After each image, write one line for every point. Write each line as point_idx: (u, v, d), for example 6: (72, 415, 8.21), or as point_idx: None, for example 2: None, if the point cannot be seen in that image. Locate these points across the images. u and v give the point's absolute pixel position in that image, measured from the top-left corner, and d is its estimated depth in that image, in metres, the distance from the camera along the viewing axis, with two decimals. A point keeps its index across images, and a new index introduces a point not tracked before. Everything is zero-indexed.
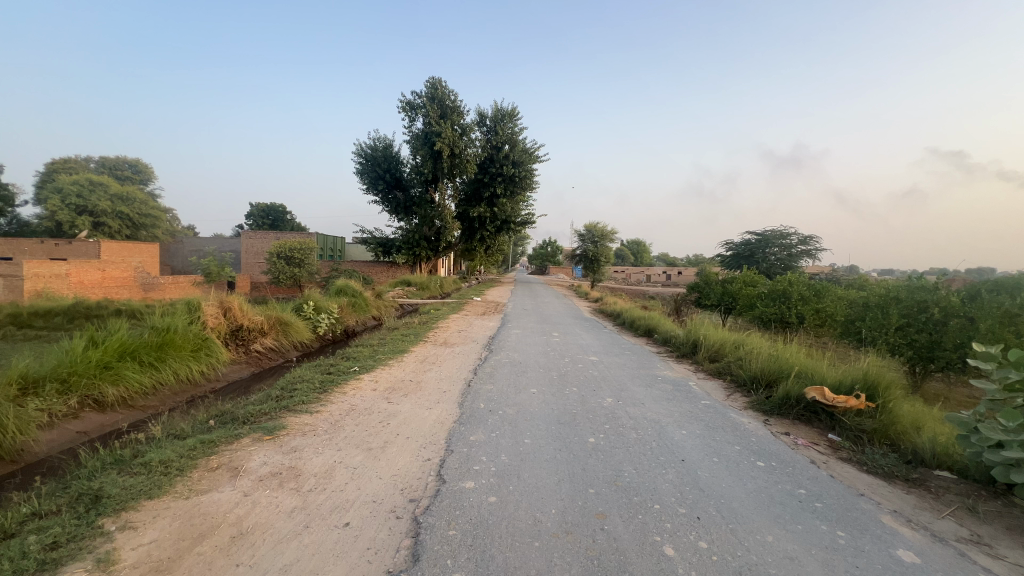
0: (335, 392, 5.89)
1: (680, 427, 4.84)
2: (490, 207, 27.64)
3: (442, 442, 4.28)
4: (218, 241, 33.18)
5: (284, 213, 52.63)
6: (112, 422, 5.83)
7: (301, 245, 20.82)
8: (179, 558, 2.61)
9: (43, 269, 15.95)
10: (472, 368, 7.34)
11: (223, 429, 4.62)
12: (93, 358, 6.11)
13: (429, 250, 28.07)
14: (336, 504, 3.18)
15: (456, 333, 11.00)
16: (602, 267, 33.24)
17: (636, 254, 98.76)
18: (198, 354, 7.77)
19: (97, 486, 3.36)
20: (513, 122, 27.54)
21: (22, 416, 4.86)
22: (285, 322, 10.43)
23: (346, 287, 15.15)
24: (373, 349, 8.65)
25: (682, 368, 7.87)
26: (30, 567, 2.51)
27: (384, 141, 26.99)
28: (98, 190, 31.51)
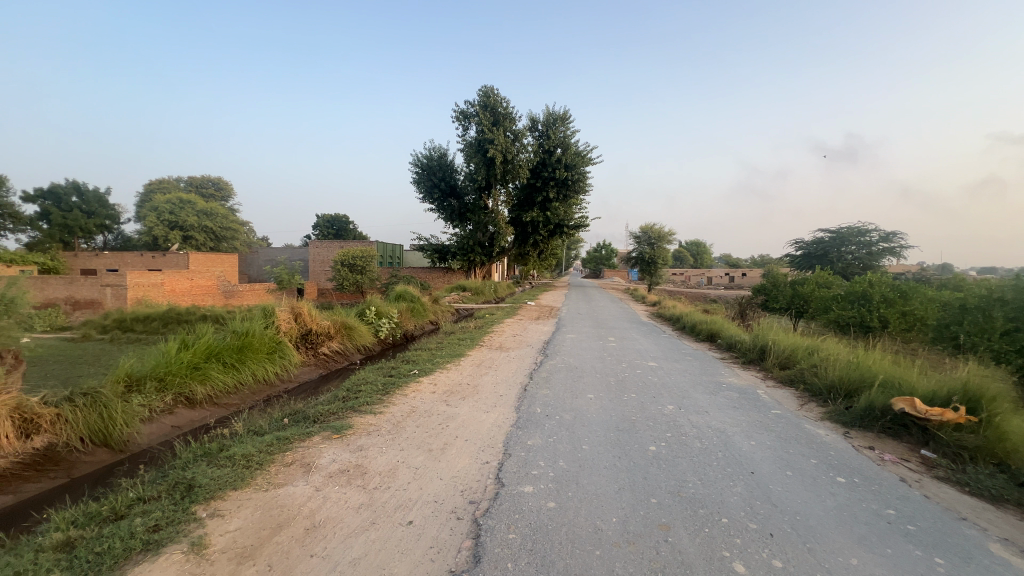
0: (396, 395, 6.13)
1: (748, 437, 4.58)
2: (543, 211, 27.64)
3: (499, 446, 4.32)
4: (288, 251, 35.57)
5: (348, 224, 55.55)
6: (200, 418, 6.39)
7: (363, 253, 21.88)
8: (260, 545, 2.81)
9: (143, 279, 17.87)
10: (528, 373, 7.37)
11: (297, 427, 4.94)
12: (185, 359, 6.76)
13: (483, 255, 28.48)
14: (401, 502, 3.30)
15: (511, 338, 11.05)
16: (659, 269, 32.20)
17: (695, 255, 95.18)
18: (273, 356, 8.34)
19: (189, 476, 3.71)
20: (565, 125, 27.53)
21: (127, 410, 5.47)
22: (349, 326, 11.00)
23: (405, 293, 15.70)
24: (430, 353, 8.89)
25: (749, 375, 7.43)
26: (137, 547, 2.80)
27: (439, 150, 27.84)
28: (187, 207, 34.81)
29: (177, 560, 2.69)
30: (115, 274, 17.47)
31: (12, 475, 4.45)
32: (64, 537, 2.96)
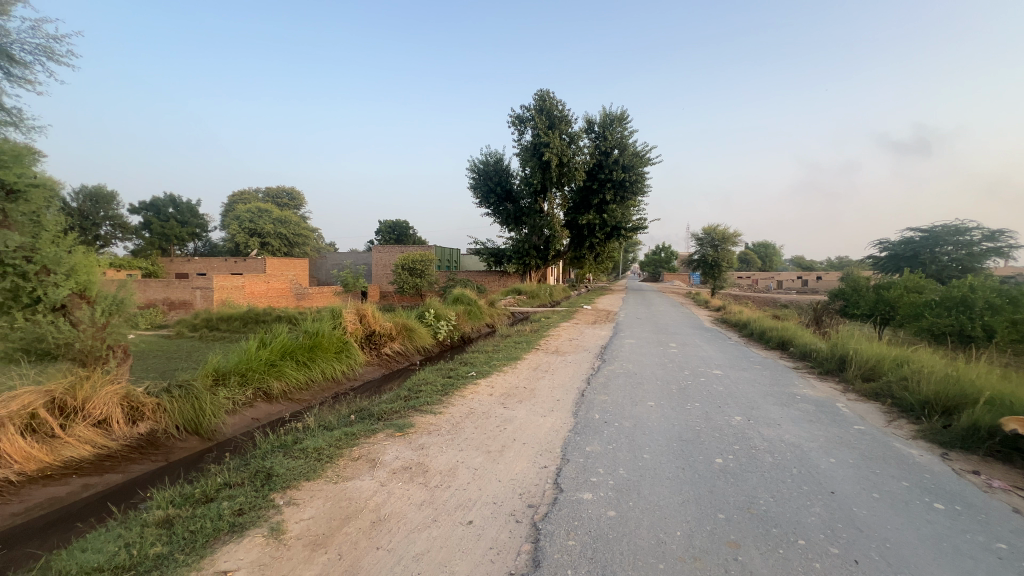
0: (455, 395, 6.27)
1: (827, 454, 4.25)
2: (600, 213, 27.26)
3: (557, 451, 4.29)
4: (353, 255, 37.51)
5: (408, 229, 57.66)
6: (277, 412, 6.87)
7: (422, 257, 22.58)
8: (331, 534, 2.98)
9: (227, 282, 19.53)
10: (585, 378, 7.27)
11: (363, 423, 5.18)
12: (263, 356, 7.30)
13: (539, 259, 28.52)
14: (461, 502, 3.37)
15: (567, 342, 10.95)
16: (723, 272, 30.69)
17: (764, 257, 89.42)
18: (340, 355, 8.81)
19: (268, 465, 4.01)
20: (622, 125, 27.07)
21: (215, 402, 6.00)
22: (410, 327, 11.41)
23: (462, 296, 16.02)
24: (487, 356, 9.01)
25: (827, 387, 6.88)
26: (225, 528, 3.07)
27: (495, 155, 28.21)
28: (264, 215, 37.59)
29: (259, 543, 2.90)
30: (204, 278, 19.23)
31: (122, 456, 5.03)
32: (164, 515, 3.30)
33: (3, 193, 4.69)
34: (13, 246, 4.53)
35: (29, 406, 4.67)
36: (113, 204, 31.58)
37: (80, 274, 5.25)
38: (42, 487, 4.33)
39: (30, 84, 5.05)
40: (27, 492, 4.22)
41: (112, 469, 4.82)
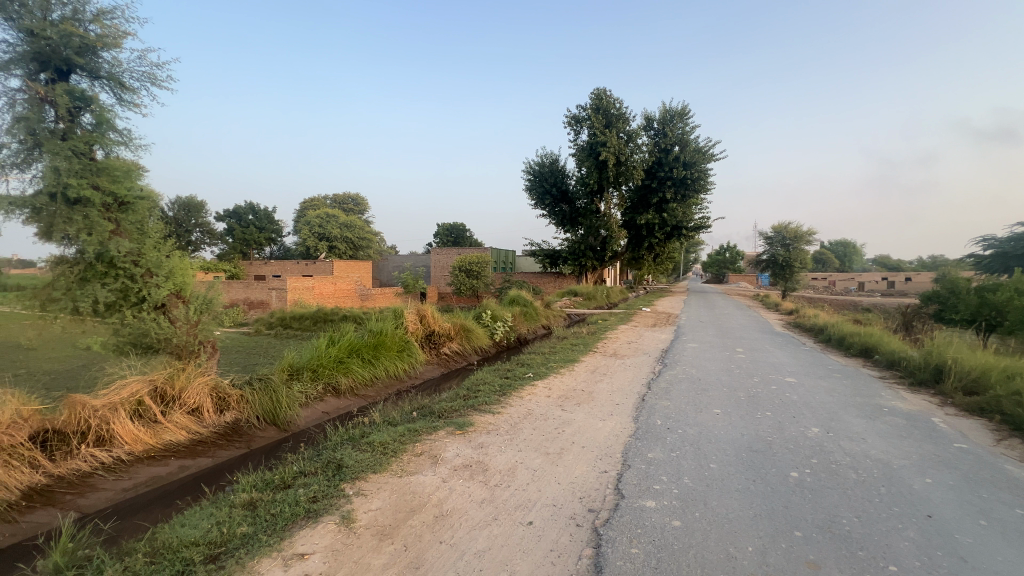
0: (513, 396, 6.33)
1: (921, 473, 3.85)
2: (659, 212, 26.43)
3: (618, 456, 4.21)
4: (413, 258, 38.81)
5: (465, 231, 58.95)
6: (345, 406, 7.26)
7: (479, 259, 22.95)
8: (397, 526, 3.10)
9: (299, 284, 20.89)
10: (645, 382, 7.08)
11: (424, 420, 5.35)
12: (332, 354, 7.72)
13: (595, 260, 28.10)
14: (520, 502, 3.39)
15: (625, 345, 10.69)
16: (795, 273, 28.66)
17: (842, 256, 82.66)
18: (402, 354, 9.15)
19: (338, 457, 4.25)
20: (683, 120, 26.14)
21: (290, 396, 6.44)
22: (467, 328, 11.63)
23: (518, 297, 16.13)
24: (544, 357, 9.00)
25: (920, 400, 6.23)
26: (301, 513, 3.29)
27: (550, 157, 28.06)
28: (332, 221, 39.76)
29: (332, 530, 3.08)
30: (279, 279, 20.68)
31: (211, 441, 5.52)
32: (249, 498, 3.59)
33: (117, 205, 5.34)
34: (121, 251, 5.19)
35: (136, 394, 5.25)
36: (202, 213, 35.10)
37: (177, 276, 5.80)
38: (146, 466, 4.85)
39: (138, 108, 5.68)
40: (134, 470, 4.75)
41: (203, 453, 5.31)
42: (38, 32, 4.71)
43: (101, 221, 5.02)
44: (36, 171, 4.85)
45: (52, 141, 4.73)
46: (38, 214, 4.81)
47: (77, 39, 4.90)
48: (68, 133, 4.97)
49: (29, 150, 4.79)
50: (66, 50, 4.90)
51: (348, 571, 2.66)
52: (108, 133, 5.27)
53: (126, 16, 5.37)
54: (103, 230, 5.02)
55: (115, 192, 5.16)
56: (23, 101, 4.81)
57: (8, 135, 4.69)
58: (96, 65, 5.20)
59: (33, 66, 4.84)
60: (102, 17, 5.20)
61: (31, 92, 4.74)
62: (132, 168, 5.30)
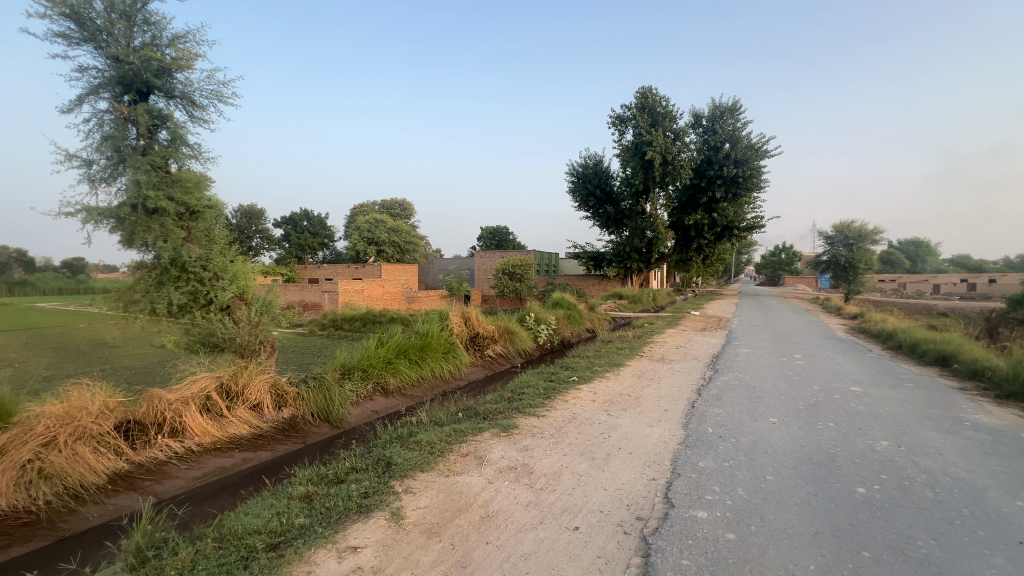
0: (558, 399, 6.29)
1: (1011, 495, 3.49)
2: (709, 212, 25.54)
3: (667, 464, 4.08)
4: (457, 261, 39.47)
5: (508, 234, 59.33)
6: (393, 405, 7.48)
7: (522, 262, 22.98)
8: (444, 525, 3.16)
9: (350, 286, 21.75)
10: (695, 388, 6.84)
11: (470, 421, 5.42)
12: (381, 354, 7.97)
13: (641, 262, 27.50)
14: (566, 507, 3.36)
15: (673, 350, 10.38)
16: (859, 275, 26.83)
17: (914, 257, 76.64)
18: (447, 355, 9.32)
19: (388, 454, 4.38)
20: (734, 116, 25.14)
21: (342, 395, 6.71)
22: (511, 330, 11.70)
23: (562, 300, 16.03)
24: (589, 361, 8.88)
25: (1008, 414, 5.65)
26: (354, 508, 3.42)
27: (594, 158, 27.70)
28: (380, 226, 41.08)
29: (382, 525, 3.18)
30: (331, 282, 21.62)
31: (271, 436, 5.84)
32: (306, 490, 3.77)
33: (188, 214, 5.77)
34: (192, 256, 5.59)
35: (204, 389, 5.65)
36: (262, 220, 37.33)
37: (240, 279, 6.16)
38: (213, 457, 5.20)
39: (207, 123, 6.12)
40: (203, 460, 5.10)
41: (264, 447, 5.62)
42: (122, 58, 5.18)
43: (175, 229, 5.45)
44: (120, 184, 5.34)
45: (134, 156, 5.19)
46: (123, 223, 5.29)
47: (155, 63, 5.35)
48: (148, 149, 5.44)
49: (114, 165, 5.29)
50: (146, 73, 5.36)
51: (398, 567, 2.73)
52: (181, 147, 5.70)
53: (197, 40, 5.81)
54: (176, 237, 5.45)
55: (187, 202, 5.58)
56: (110, 121, 5.32)
57: (98, 153, 5.21)
58: (171, 85, 5.65)
59: (118, 89, 5.34)
60: (176, 42, 5.66)
61: (117, 112, 5.23)
62: (202, 179, 5.70)
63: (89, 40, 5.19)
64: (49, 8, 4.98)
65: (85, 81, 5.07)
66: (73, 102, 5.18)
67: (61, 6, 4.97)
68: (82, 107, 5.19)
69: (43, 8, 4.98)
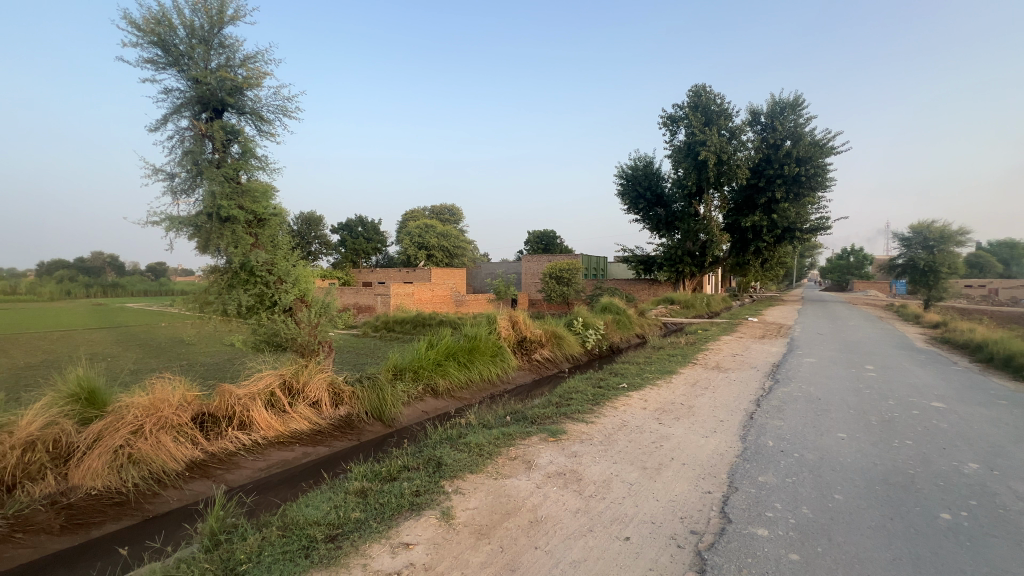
0: (607, 406, 6.19)
1: None
2: (768, 213, 24.29)
3: (723, 477, 3.91)
4: (505, 265, 39.75)
5: (555, 238, 59.13)
6: (443, 407, 7.65)
7: (569, 266, 22.77)
8: (493, 527, 3.19)
9: (402, 290, 22.45)
10: (753, 398, 6.50)
11: (518, 425, 5.44)
12: (431, 356, 8.17)
13: (694, 266, 26.56)
14: (616, 516, 3.30)
15: (729, 358, 9.93)
16: (941, 281, 24.51)
17: (1007, 260, 69.22)
18: (496, 359, 9.41)
19: (438, 455, 4.48)
20: (796, 112, 23.79)
21: (394, 395, 6.94)
22: (558, 335, 11.64)
23: (610, 305, 15.75)
24: (639, 368, 8.67)
25: None
26: (407, 505, 3.53)
27: (644, 159, 27.04)
28: (430, 231, 42.12)
29: (433, 523, 3.26)
30: (383, 286, 22.39)
31: (328, 432, 6.12)
32: (360, 486, 3.92)
33: (256, 221, 6.19)
34: (259, 260, 5.98)
35: (269, 385, 6.02)
36: (320, 226, 39.32)
37: (301, 282, 6.52)
38: (277, 450, 5.52)
39: (273, 136, 6.54)
40: (267, 453, 5.43)
41: (322, 442, 5.90)
42: (201, 79, 5.65)
43: (244, 235, 5.86)
44: (197, 195, 5.82)
45: (210, 169, 5.65)
46: (199, 230, 5.77)
47: (229, 82, 5.80)
48: (222, 162, 5.90)
49: (193, 177, 5.78)
50: (221, 92, 5.82)
51: (449, 565, 2.79)
52: (250, 160, 6.13)
53: (265, 59, 6.23)
54: (245, 243, 5.85)
55: (255, 211, 5.99)
56: (190, 138, 5.81)
57: (179, 167, 5.70)
58: (242, 102, 6.10)
59: (197, 108, 5.83)
60: (247, 62, 6.09)
61: (196, 129, 5.71)
62: (268, 189, 6.09)
63: (173, 64, 5.70)
64: (140, 37, 5.53)
65: (169, 102, 5.58)
66: (159, 121, 5.70)
67: (150, 35, 5.50)
68: (166, 125, 5.70)
69: (135, 38, 5.52)
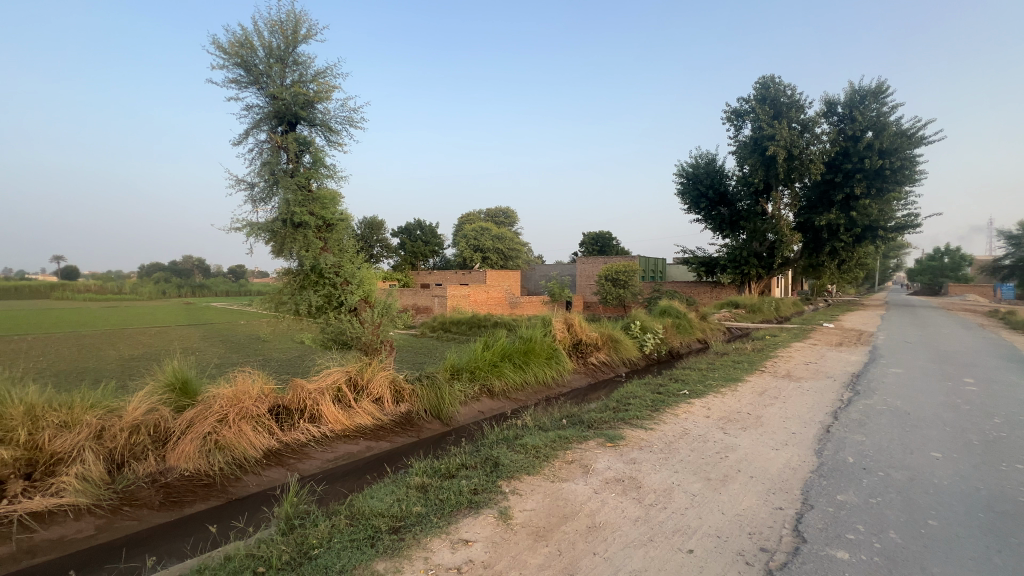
0: (667, 413, 5.99)
1: None
2: (846, 211, 22.50)
3: (796, 493, 3.67)
4: (559, 267, 39.51)
5: (611, 239, 58.11)
6: (499, 407, 7.73)
7: (626, 267, 22.23)
8: (551, 529, 3.19)
9: (458, 292, 22.96)
10: (830, 410, 6.03)
11: (574, 429, 5.39)
12: (487, 357, 8.28)
13: (761, 268, 25.11)
14: (678, 527, 3.18)
15: (801, 366, 9.28)
16: None
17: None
18: (551, 361, 9.37)
19: (495, 455, 4.54)
20: (879, 100, 21.91)
21: (452, 394, 7.11)
22: (615, 338, 11.41)
23: (670, 308, 15.22)
24: (701, 374, 8.31)
25: None
26: (465, 502, 3.61)
27: (705, 156, 25.85)
28: (486, 233, 42.71)
29: (491, 522, 3.31)
30: (440, 288, 23.01)
31: (389, 428, 6.37)
32: (421, 481, 4.06)
33: (325, 226, 6.58)
34: (327, 263, 6.36)
35: (336, 381, 6.36)
36: (381, 231, 41.12)
37: (365, 284, 6.85)
38: (343, 443, 5.82)
39: (340, 146, 6.92)
40: (335, 445, 5.75)
41: (384, 438, 6.16)
42: (278, 95, 6.11)
43: (314, 240, 6.27)
44: (274, 202, 6.28)
45: (285, 178, 6.09)
46: (275, 235, 6.23)
47: (302, 97, 6.22)
48: (295, 171, 6.34)
49: (269, 186, 6.24)
50: (295, 107, 6.25)
51: (507, 564, 2.82)
52: (320, 168, 6.52)
53: (333, 74, 6.61)
54: (315, 247, 6.27)
55: (324, 216, 6.38)
56: (267, 150, 6.29)
57: (258, 177, 6.18)
58: (313, 115, 6.51)
59: (274, 122, 6.30)
60: (318, 77, 6.50)
61: (273, 142, 6.17)
62: (336, 196, 6.46)
63: (253, 82, 6.19)
64: (226, 60, 6.06)
65: (250, 118, 6.07)
66: (242, 135, 6.22)
67: (235, 57, 6.02)
68: (247, 139, 6.21)
69: (222, 61, 6.07)
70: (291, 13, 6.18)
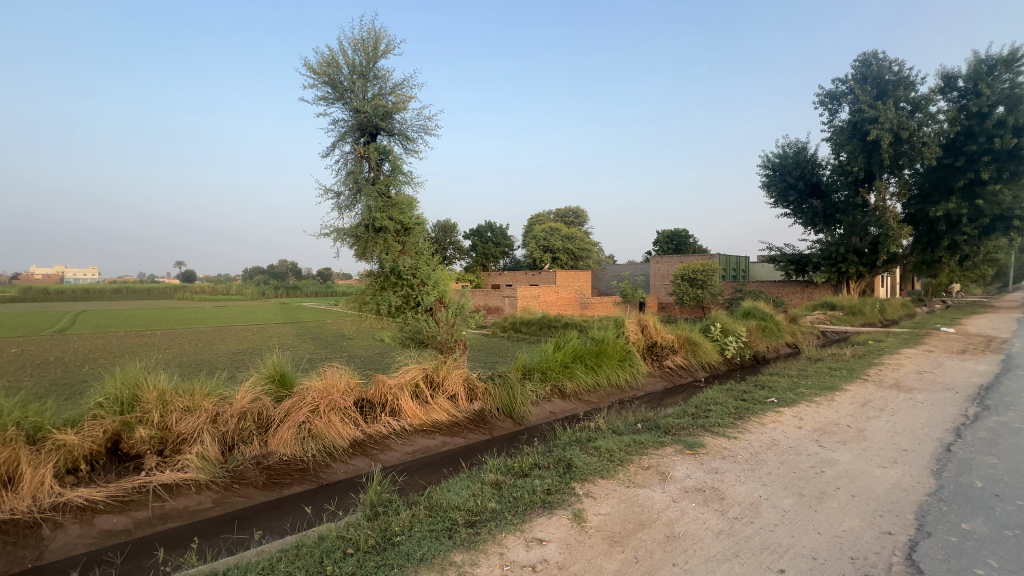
0: (753, 422, 5.60)
1: None
2: (969, 199, 19.69)
3: (909, 517, 3.27)
4: (632, 266, 38.36)
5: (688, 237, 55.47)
6: (570, 409, 7.68)
7: (704, 266, 21.11)
8: (627, 535, 3.11)
9: (528, 292, 23.09)
10: (951, 427, 5.29)
11: (650, 434, 5.21)
12: (558, 358, 8.26)
13: (862, 265, 22.66)
14: (767, 544, 2.97)
15: (912, 375, 8.25)
16: None
17: None
18: (624, 363, 9.13)
19: (568, 456, 4.52)
20: (1013, 69, 18.96)
21: (523, 394, 7.18)
22: (693, 341, 10.87)
23: (754, 309, 14.20)
24: (791, 381, 7.67)
25: None
26: (538, 502, 3.63)
27: (794, 145, 23.82)
28: (555, 234, 42.56)
29: (565, 524, 3.29)
30: (511, 288, 23.28)
31: (464, 425, 6.56)
32: (496, 478, 4.14)
33: (403, 231, 6.92)
34: (405, 265, 6.71)
35: (414, 377, 6.66)
36: (454, 233, 42.44)
37: (440, 285, 7.11)
38: (420, 437, 6.09)
39: (415, 153, 7.25)
40: (413, 439, 6.03)
41: (459, 434, 6.36)
42: (360, 109, 6.55)
43: (394, 244, 6.64)
44: (357, 209, 6.73)
45: (367, 186, 6.52)
46: (358, 240, 6.67)
47: (382, 109, 6.62)
48: (376, 179, 6.74)
49: (353, 194, 6.69)
50: (375, 118, 6.66)
51: (582, 567, 2.80)
52: (398, 176, 6.88)
53: (409, 85, 6.95)
54: (394, 250, 6.63)
55: (402, 221, 6.72)
56: (351, 160, 6.75)
57: (344, 186, 6.66)
58: (391, 124, 6.87)
59: (357, 134, 6.75)
60: (396, 89, 6.87)
61: (356, 153, 6.61)
62: (413, 202, 6.78)
63: (339, 98, 6.67)
64: (316, 79, 6.59)
65: (337, 131, 6.55)
66: (329, 148, 6.73)
67: (323, 76, 6.53)
68: (334, 151, 6.71)
69: (312, 81, 6.61)
70: (372, 31, 6.58)
